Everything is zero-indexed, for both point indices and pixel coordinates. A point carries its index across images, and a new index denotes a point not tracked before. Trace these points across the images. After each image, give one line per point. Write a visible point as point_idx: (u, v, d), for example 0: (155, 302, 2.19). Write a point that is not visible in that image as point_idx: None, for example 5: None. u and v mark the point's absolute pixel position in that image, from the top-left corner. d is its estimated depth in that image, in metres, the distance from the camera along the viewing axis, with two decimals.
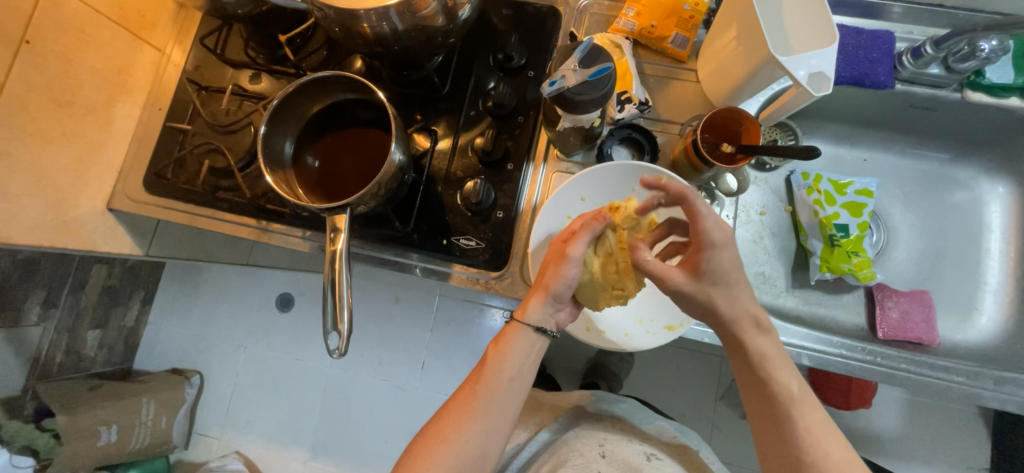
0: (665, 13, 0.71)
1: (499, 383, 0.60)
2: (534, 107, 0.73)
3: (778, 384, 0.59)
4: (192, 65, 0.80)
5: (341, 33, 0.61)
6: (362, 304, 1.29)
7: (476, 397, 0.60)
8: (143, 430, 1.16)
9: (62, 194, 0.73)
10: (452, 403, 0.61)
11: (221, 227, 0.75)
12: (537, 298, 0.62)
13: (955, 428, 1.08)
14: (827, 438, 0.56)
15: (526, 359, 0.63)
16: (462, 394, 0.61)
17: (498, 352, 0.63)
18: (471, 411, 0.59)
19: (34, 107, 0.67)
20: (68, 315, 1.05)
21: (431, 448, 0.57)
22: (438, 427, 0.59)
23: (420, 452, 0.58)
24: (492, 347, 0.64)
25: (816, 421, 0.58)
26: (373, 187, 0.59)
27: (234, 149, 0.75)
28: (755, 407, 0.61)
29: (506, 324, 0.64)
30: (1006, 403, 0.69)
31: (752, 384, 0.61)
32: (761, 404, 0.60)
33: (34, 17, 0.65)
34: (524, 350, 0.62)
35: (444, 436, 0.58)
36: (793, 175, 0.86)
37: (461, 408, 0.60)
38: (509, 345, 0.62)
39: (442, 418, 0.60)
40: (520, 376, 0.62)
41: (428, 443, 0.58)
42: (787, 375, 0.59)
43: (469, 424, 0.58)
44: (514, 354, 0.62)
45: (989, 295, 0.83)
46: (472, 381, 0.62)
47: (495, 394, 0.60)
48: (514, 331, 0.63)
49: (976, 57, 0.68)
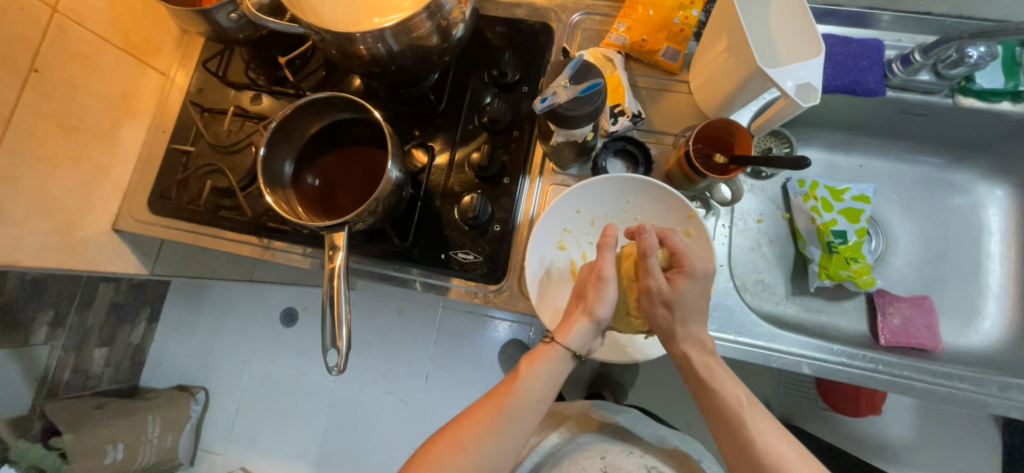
0: (655, 27, 0.72)
1: (524, 402, 0.61)
2: (529, 122, 0.74)
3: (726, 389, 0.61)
4: (195, 88, 0.82)
5: (338, 55, 0.63)
6: (365, 317, 1.30)
7: (501, 412, 0.61)
8: (149, 447, 1.17)
9: (68, 216, 0.75)
10: (475, 410, 0.62)
11: (224, 246, 0.76)
12: (576, 314, 0.63)
13: (966, 433, 1.06)
14: (778, 439, 0.59)
15: (553, 381, 0.63)
16: (486, 406, 0.62)
17: (531, 368, 0.63)
18: (495, 425, 0.60)
19: (42, 133, 0.69)
20: (75, 333, 1.06)
21: (449, 453, 0.59)
22: (456, 436, 0.60)
23: (435, 454, 0.59)
24: (524, 362, 0.64)
25: (767, 424, 0.60)
26: (372, 204, 0.60)
27: (236, 169, 0.77)
28: (711, 415, 0.62)
29: (539, 346, 0.65)
30: (1011, 410, 0.68)
31: (702, 391, 0.62)
32: (716, 413, 0.61)
33: (42, 46, 0.67)
34: (555, 371, 0.63)
35: (463, 443, 0.59)
36: (789, 182, 0.86)
37: (483, 421, 0.61)
38: (543, 365, 0.63)
39: (460, 425, 0.61)
40: (545, 397, 0.63)
41: (446, 447, 0.60)
42: (734, 382, 0.62)
43: (491, 437, 0.60)
44: (546, 375, 0.62)
45: (992, 299, 0.83)
46: (499, 392, 0.63)
47: (520, 413, 0.61)
48: (548, 351, 0.63)
49: (965, 63, 0.69)
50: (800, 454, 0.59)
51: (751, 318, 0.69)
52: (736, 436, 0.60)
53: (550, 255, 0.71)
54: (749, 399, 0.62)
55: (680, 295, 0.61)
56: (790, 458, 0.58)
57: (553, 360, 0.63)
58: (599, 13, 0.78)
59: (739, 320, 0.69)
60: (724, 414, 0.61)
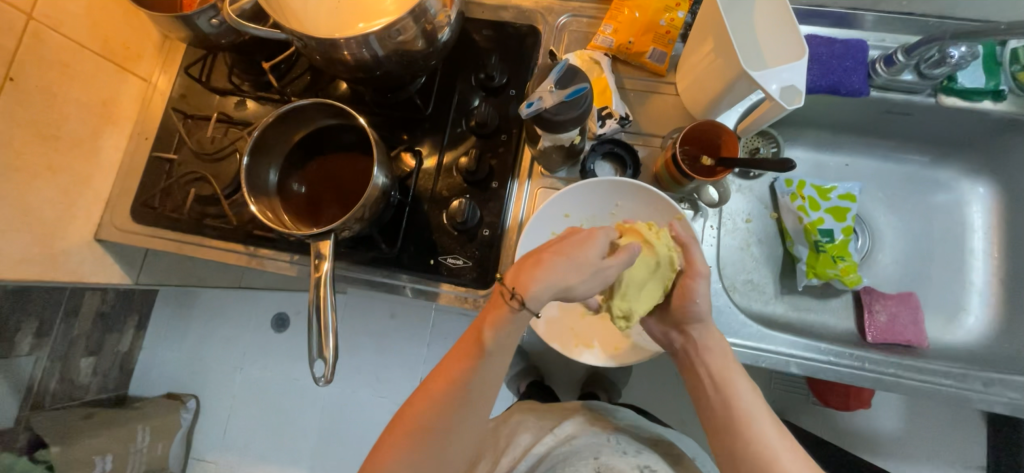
0: (642, 29, 0.72)
1: (492, 366, 0.56)
2: (517, 125, 0.74)
3: (739, 398, 0.61)
4: (178, 94, 0.81)
5: (322, 60, 0.62)
6: (357, 321, 1.29)
7: (466, 381, 0.56)
8: (139, 457, 1.16)
9: (49, 227, 0.74)
10: (437, 375, 0.58)
11: (210, 254, 0.75)
12: (553, 284, 0.54)
13: (954, 426, 1.08)
14: (783, 448, 0.57)
15: (513, 333, 0.56)
16: (449, 378, 0.57)
17: (494, 333, 0.55)
18: (461, 397, 0.56)
19: (20, 143, 0.68)
20: (60, 343, 1.04)
21: (413, 430, 0.57)
22: (420, 415, 0.57)
23: (401, 435, 0.57)
24: (485, 315, 0.56)
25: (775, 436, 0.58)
26: (358, 211, 0.60)
27: (220, 176, 0.76)
28: (714, 420, 0.62)
29: (500, 312, 0.54)
30: (994, 405, 0.69)
31: (711, 397, 0.63)
32: (722, 417, 0.61)
33: (18, 54, 0.66)
34: (513, 327, 0.56)
35: (430, 420, 0.56)
36: (776, 182, 0.87)
37: (449, 394, 0.56)
38: (502, 320, 0.54)
39: (423, 399, 0.58)
40: (502, 349, 0.56)
41: (412, 420, 0.57)
42: (753, 392, 0.62)
43: (458, 410, 0.56)
44: (503, 329, 0.55)
45: (976, 295, 0.84)
46: (459, 356, 0.57)
47: (486, 376, 0.56)
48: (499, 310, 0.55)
49: (947, 63, 0.69)
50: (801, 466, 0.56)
51: (739, 319, 0.70)
52: (739, 441, 0.59)
53: None
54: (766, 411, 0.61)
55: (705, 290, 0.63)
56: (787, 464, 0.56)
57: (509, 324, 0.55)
58: (586, 15, 0.78)
59: (727, 321, 0.69)
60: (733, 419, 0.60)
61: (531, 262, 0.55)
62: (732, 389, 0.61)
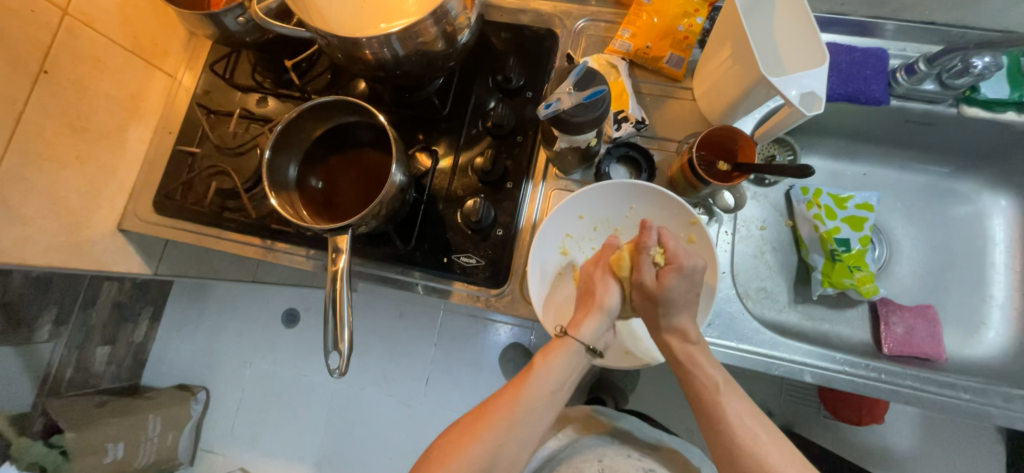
0: (660, 34, 0.72)
1: (540, 394, 0.62)
2: (533, 126, 0.74)
3: (705, 375, 0.61)
4: (202, 90, 0.83)
5: (344, 59, 0.63)
6: (367, 318, 1.30)
7: (516, 403, 0.61)
8: (150, 447, 1.17)
9: (75, 216, 0.76)
10: (486, 406, 0.63)
11: (228, 246, 0.77)
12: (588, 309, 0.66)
13: (971, 444, 1.06)
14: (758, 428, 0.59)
15: (569, 373, 0.64)
16: (502, 397, 0.62)
17: (546, 362, 0.63)
18: (510, 415, 0.60)
19: (50, 133, 0.70)
20: (78, 331, 1.06)
21: (461, 441, 0.59)
22: (470, 427, 0.60)
23: (451, 449, 0.59)
24: (537, 356, 0.65)
25: (743, 410, 0.60)
26: (375, 207, 0.60)
27: (240, 170, 0.77)
28: (693, 401, 0.63)
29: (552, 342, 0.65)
30: (1015, 421, 0.67)
31: (681, 373, 0.63)
32: (694, 398, 0.62)
33: (52, 48, 0.68)
34: (569, 364, 0.63)
35: (478, 435, 0.59)
36: (792, 190, 0.86)
37: (501, 412, 0.60)
38: (556, 356, 0.63)
39: (472, 419, 0.62)
40: (561, 389, 0.63)
41: (460, 437, 0.60)
42: (714, 366, 0.62)
43: (505, 428, 0.60)
44: (559, 366, 0.63)
45: (996, 310, 0.82)
46: (507, 391, 0.63)
47: (535, 403, 0.61)
48: (560, 345, 0.64)
49: (970, 73, 0.68)
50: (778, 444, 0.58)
51: (753, 326, 0.69)
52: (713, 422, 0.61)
53: (551, 257, 0.71)
54: (728, 381, 0.62)
55: (668, 291, 0.62)
56: (769, 449, 0.58)
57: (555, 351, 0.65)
58: (604, 20, 0.79)
59: (740, 328, 0.69)
60: (701, 399, 0.62)
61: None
62: (698, 369, 0.62)
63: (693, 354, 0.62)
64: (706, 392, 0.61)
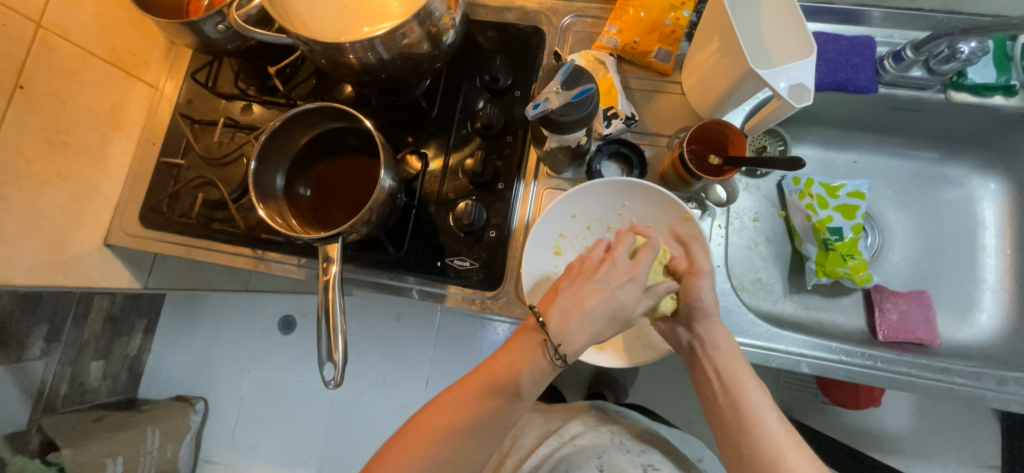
0: (647, 28, 0.72)
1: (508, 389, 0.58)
2: (523, 126, 0.73)
3: (743, 394, 0.62)
4: (184, 99, 0.81)
5: (327, 64, 0.62)
6: (363, 322, 1.29)
7: (483, 396, 0.58)
8: (150, 460, 1.16)
9: (60, 233, 0.75)
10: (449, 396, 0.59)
11: (217, 258, 0.76)
12: (585, 327, 0.58)
13: (967, 424, 1.07)
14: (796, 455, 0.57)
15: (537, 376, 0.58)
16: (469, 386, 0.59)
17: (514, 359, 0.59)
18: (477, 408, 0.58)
19: (29, 150, 0.68)
20: (71, 347, 1.05)
21: (427, 429, 0.57)
22: (436, 417, 0.58)
23: (415, 438, 0.57)
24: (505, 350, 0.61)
25: (751, 382, 0.62)
26: (365, 214, 0.60)
27: (227, 180, 0.76)
28: (721, 424, 0.63)
29: (541, 357, 0.58)
30: (1009, 404, 0.68)
31: (721, 391, 0.63)
32: (726, 419, 0.62)
33: (26, 62, 0.66)
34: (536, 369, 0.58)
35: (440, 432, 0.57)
36: (784, 180, 0.86)
37: (468, 406, 0.58)
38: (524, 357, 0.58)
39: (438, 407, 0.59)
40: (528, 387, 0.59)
41: (423, 426, 0.57)
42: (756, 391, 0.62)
43: (471, 421, 0.57)
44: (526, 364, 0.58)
45: (988, 292, 0.83)
46: (460, 388, 0.59)
47: (501, 398, 0.58)
48: (524, 353, 0.59)
49: (956, 59, 0.68)
50: (781, 418, 0.61)
51: (749, 318, 0.69)
52: (747, 440, 0.60)
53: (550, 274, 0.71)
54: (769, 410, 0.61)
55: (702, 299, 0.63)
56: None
57: (539, 375, 0.58)
58: (590, 16, 0.78)
59: (736, 321, 0.69)
60: (736, 422, 0.61)
61: (572, 307, 0.58)
62: (739, 388, 0.62)
63: (733, 372, 0.62)
64: (743, 414, 0.61)
